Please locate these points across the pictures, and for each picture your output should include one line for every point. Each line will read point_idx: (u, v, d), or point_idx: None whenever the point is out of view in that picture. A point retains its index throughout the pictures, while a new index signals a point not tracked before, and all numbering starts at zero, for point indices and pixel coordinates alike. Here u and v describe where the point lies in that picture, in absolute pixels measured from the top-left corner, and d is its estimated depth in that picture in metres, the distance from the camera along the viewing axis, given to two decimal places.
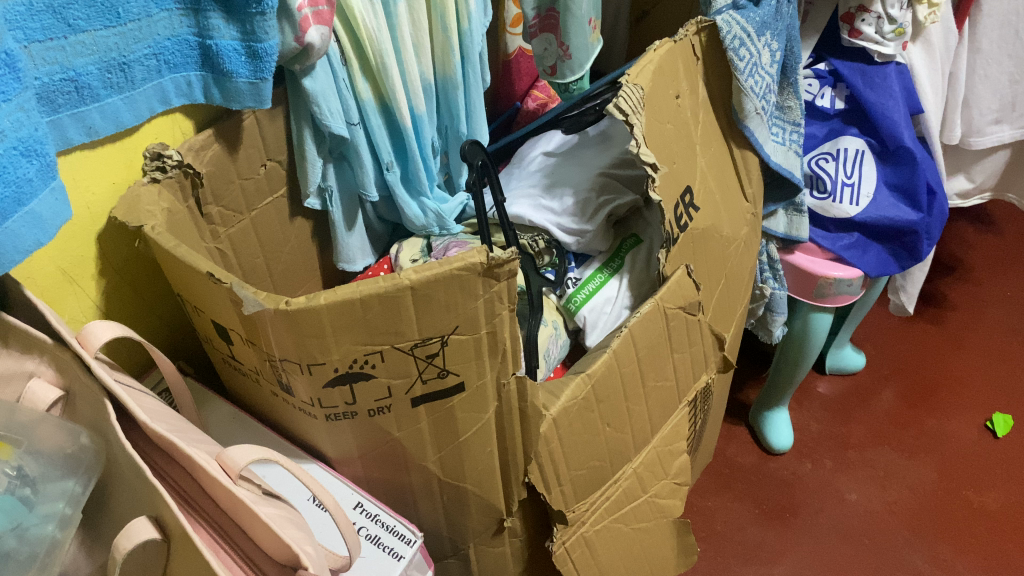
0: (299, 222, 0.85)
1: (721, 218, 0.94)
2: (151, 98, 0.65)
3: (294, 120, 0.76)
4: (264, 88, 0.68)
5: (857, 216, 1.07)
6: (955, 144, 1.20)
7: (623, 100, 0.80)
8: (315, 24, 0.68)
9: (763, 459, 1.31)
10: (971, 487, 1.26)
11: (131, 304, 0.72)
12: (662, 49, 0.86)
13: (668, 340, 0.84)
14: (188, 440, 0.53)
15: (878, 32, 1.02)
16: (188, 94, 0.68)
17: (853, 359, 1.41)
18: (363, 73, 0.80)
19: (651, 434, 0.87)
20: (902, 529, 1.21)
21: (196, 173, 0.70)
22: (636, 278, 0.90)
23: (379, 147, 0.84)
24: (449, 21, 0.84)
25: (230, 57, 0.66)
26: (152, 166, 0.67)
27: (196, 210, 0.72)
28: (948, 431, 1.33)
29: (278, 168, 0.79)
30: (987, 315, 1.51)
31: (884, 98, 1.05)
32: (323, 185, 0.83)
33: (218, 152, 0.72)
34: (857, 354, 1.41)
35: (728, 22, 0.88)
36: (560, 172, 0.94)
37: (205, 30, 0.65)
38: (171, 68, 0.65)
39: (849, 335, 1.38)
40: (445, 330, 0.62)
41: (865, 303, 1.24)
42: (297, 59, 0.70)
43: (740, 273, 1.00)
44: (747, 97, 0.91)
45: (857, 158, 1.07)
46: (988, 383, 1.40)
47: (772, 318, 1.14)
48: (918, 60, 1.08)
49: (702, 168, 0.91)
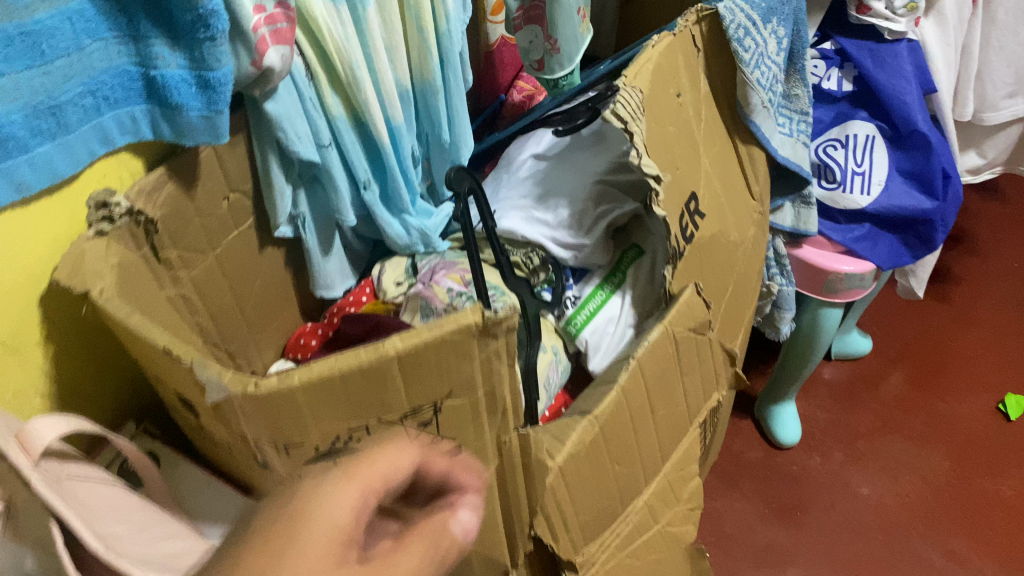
0: (270, 252, 0.78)
1: (728, 222, 0.87)
2: (91, 141, 0.57)
3: (257, 147, 0.68)
4: (220, 122, 0.60)
5: (868, 207, 1.00)
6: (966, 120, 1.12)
7: (621, 106, 0.72)
8: (273, 45, 0.60)
9: (770, 454, 1.26)
10: (985, 475, 1.22)
11: (86, 365, 0.64)
12: (660, 45, 0.78)
13: (678, 364, 0.78)
14: (152, 557, 0.46)
15: (888, 7, 0.95)
16: (133, 131, 0.60)
17: (860, 343, 1.35)
18: (334, 88, 0.72)
19: (662, 462, 0.82)
20: (915, 524, 1.17)
21: (148, 219, 0.62)
22: (640, 293, 0.83)
23: (355, 166, 0.76)
24: (425, 22, 0.75)
25: (178, 89, 0.58)
26: (98, 216, 0.59)
27: (152, 257, 0.64)
28: (959, 414, 1.29)
29: (243, 200, 0.71)
30: (994, 288, 1.46)
31: (895, 80, 0.97)
32: (295, 212, 0.75)
33: (174, 192, 0.64)
34: (863, 337, 1.36)
35: (732, 10, 0.80)
36: (552, 179, 0.86)
37: (147, 59, 0.57)
38: (111, 104, 0.57)
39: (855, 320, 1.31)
40: (438, 397, 0.55)
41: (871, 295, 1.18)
42: (257, 84, 0.62)
43: (748, 277, 0.93)
44: (754, 90, 0.83)
45: (867, 145, 1.00)
46: (998, 362, 1.35)
47: (780, 314, 1.08)
48: (930, 35, 1.01)
49: (706, 169, 0.84)
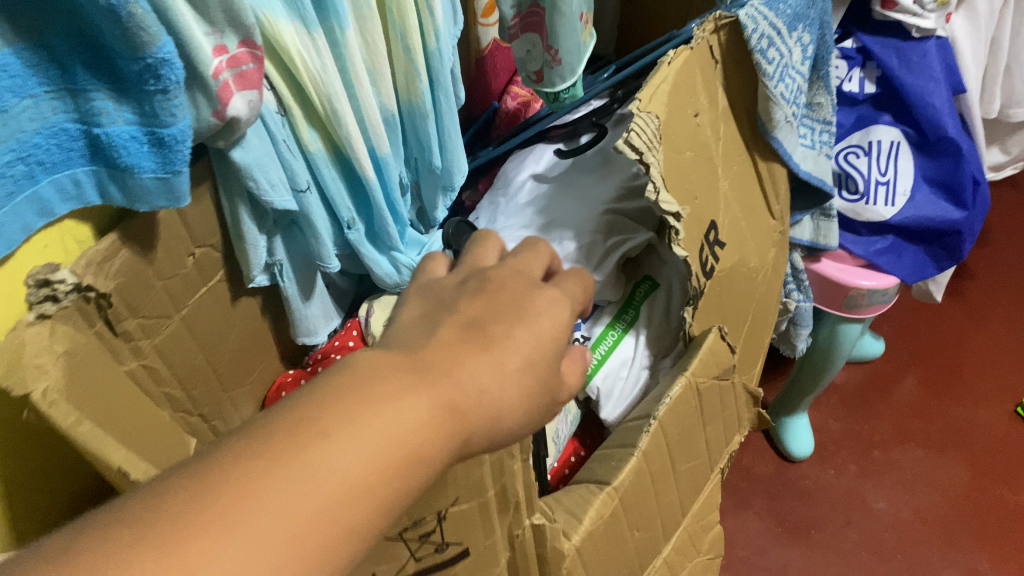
0: (244, 303, 0.69)
1: (748, 248, 0.79)
2: (26, 214, 0.48)
3: (225, 197, 0.60)
4: (178, 183, 0.52)
5: (892, 219, 0.93)
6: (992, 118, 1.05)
7: (635, 135, 0.64)
8: (239, 90, 0.51)
9: (782, 467, 1.21)
10: (1005, 485, 1.17)
11: (35, 455, 0.56)
12: (677, 61, 0.69)
13: (699, 415, 0.71)
14: None
15: (916, 2, 0.87)
16: (76, 196, 0.51)
17: (871, 346, 1.29)
18: (310, 122, 0.63)
19: (682, 515, 0.75)
20: (935, 540, 1.12)
21: (100, 293, 0.54)
22: (655, 332, 0.76)
23: (337, 205, 0.68)
24: (412, 41, 0.66)
25: (128, 149, 0.49)
26: (40, 296, 0.50)
27: (106, 331, 0.56)
28: (977, 420, 1.23)
29: (212, 253, 0.63)
30: (1009, 283, 1.40)
31: (923, 81, 0.89)
32: (271, 260, 0.67)
33: (130, 258, 0.55)
34: (875, 340, 1.30)
35: (754, 17, 0.72)
36: (556, 206, 0.78)
37: (88, 115, 0.48)
38: (47, 169, 0.48)
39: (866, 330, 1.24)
40: (441, 505, 0.48)
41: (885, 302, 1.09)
42: (221, 134, 0.53)
43: (768, 303, 0.86)
44: (778, 105, 0.75)
45: (892, 151, 0.92)
46: (1016, 363, 1.29)
47: (796, 331, 1.02)
48: (960, 31, 0.93)
49: (725, 193, 0.76)
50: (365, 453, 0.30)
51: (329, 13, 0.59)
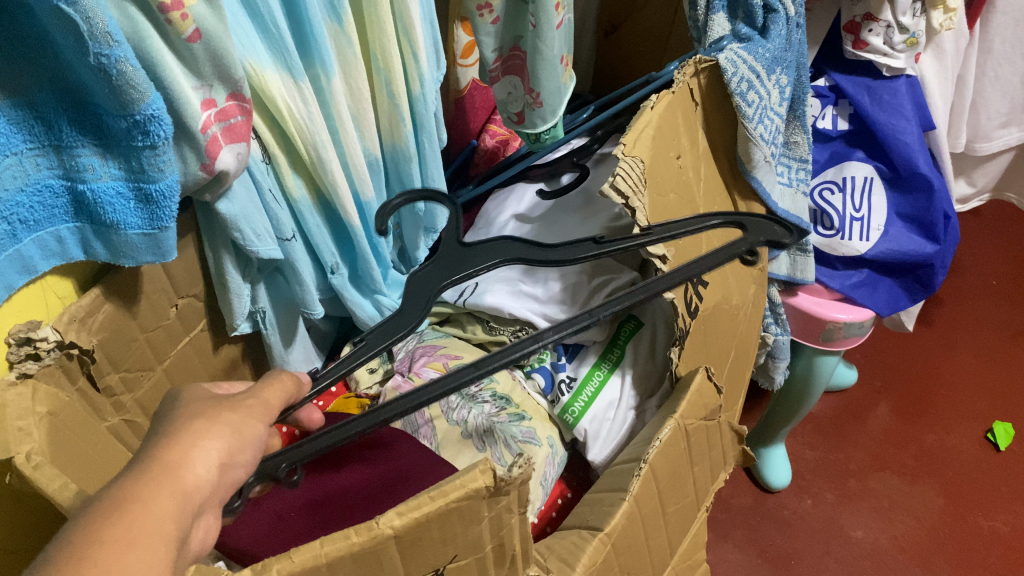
0: (224, 349, 0.69)
1: (730, 286, 0.80)
2: (6, 273, 0.46)
3: (209, 247, 0.59)
4: (165, 238, 0.51)
5: (868, 253, 0.93)
6: (961, 150, 1.18)
7: (621, 178, 0.63)
8: (226, 144, 0.51)
9: (760, 498, 1.22)
10: (979, 511, 1.18)
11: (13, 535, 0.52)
12: (660, 104, 0.70)
13: (688, 456, 0.71)
14: None
15: (886, 42, 0.89)
16: (60, 253, 0.49)
17: (830, 363, 1.03)
18: (296, 168, 0.63)
19: (671, 555, 0.73)
20: (912, 567, 1.12)
21: (83, 350, 0.53)
22: (640, 372, 0.77)
23: (321, 251, 0.67)
24: (396, 87, 0.66)
25: (114, 206, 0.48)
26: (21, 354, 0.49)
27: (89, 388, 0.55)
28: (949, 446, 1.26)
29: (193, 303, 0.63)
30: (974, 309, 1.46)
31: (895, 119, 0.92)
32: (254, 308, 0.66)
33: (113, 312, 0.55)
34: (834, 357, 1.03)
35: (734, 61, 0.74)
36: (539, 245, 0.78)
37: (74, 172, 0.46)
38: (31, 227, 0.46)
39: (815, 348, 1.01)
40: (440, 563, 0.47)
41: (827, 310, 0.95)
42: (208, 187, 0.53)
43: (749, 340, 0.87)
44: (757, 146, 0.76)
45: (866, 187, 0.94)
46: (982, 387, 1.33)
47: (774, 364, 1.01)
48: (928, 69, 0.97)
49: (707, 234, 0.77)
50: (176, 488, 0.35)
51: (314, 60, 0.58)
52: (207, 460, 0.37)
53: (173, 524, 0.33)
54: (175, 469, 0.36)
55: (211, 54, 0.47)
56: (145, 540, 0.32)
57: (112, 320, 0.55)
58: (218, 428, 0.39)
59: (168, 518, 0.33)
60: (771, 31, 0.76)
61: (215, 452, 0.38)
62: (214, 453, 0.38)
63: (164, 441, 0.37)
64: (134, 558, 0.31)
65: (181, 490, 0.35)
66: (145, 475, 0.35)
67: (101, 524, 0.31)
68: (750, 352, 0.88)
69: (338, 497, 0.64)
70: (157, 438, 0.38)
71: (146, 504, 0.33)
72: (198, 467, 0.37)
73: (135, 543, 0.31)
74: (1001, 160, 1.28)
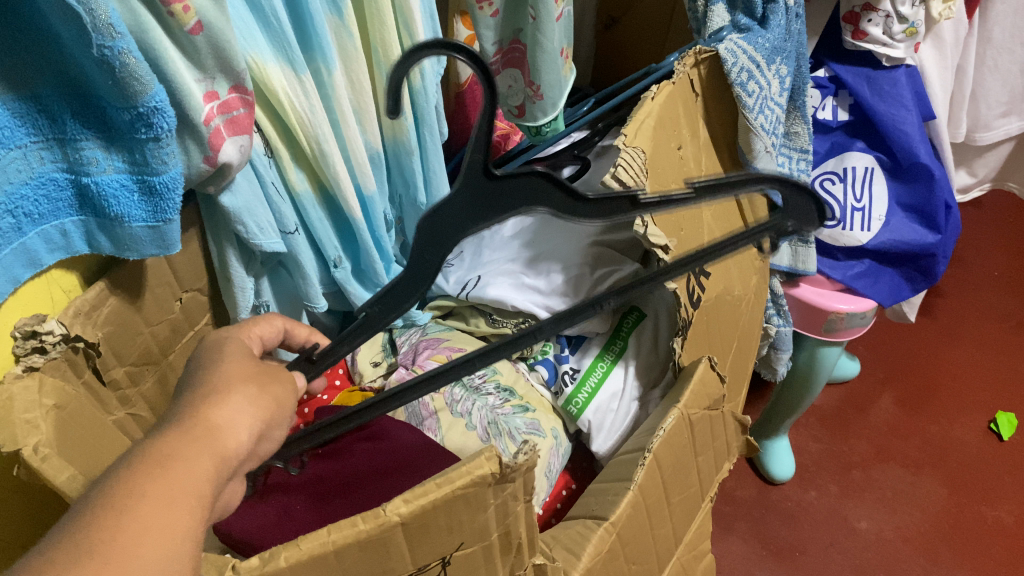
0: None
1: (732, 277, 0.80)
2: (12, 266, 0.46)
3: (213, 240, 0.59)
4: (168, 231, 0.51)
5: (868, 244, 0.93)
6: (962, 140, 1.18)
7: (623, 168, 0.62)
8: (230, 137, 0.51)
9: (764, 490, 1.22)
10: (983, 501, 1.18)
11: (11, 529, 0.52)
12: (660, 96, 0.70)
13: (692, 446, 0.71)
14: None
15: (886, 33, 0.89)
16: (65, 247, 0.49)
17: (832, 354, 1.03)
18: (298, 162, 0.63)
19: (675, 545, 0.73)
20: (917, 557, 1.12)
21: (89, 343, 0.53)
22: (644, 363, 0.76)
23: (323, 244, 0.67)
24: None
25: (118, 199, 0.48)
26: (27, 348, 0.49)
27: (95, 381, 0.55)
28: (953, 436, 1.26)
29: (198, 298, 0.63)
30: (975, 299, 1.46)
31: (895, 109, 0.92)
32: (258, 301, 0.66)
33: (117, 307, 0.55)
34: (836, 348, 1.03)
35: (733, 51, 0.74)
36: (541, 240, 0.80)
37: (77, 165, 0.47)
38: (36, 220, 0.46)
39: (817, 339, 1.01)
40: (446, 552, 0.47)
41: (829, 301, 0.95)
42: (212, 180, 0.53)
43: (750, 332, 0.86)
44: (757, 137, 0.76)
45: (866, 178, 0.94)
46: (985, 377, 1.33)
47: (776, 355, 1.01)
48: (928, 60, 0.97)
49: (708, 223, 0.77)
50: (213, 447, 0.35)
51: (315, 54, 0.58)
52: (245, 421, 0.37)
53: (210, 483, 0.33)
54: (216, 432, 0.35)
55: (213, 46, 0.47)
56: (180, 499, 0.31)
57: (116, 313, 0.55)
58: (266, 398, 0.39)
59: (206, 478, 0.33)
60: (770, 21, 0.77)
61: (256, 415, 0.38)
62: (254, 416, 0.38)
63: (198, 399, 0.37)
64: (171, 516, 0.31)
65: (221, 452, 0.35)
66: (182, 435, 0.34)
67: (143, 478, 0.31)
68: (751, 343, 0.87)
69: (342, 491, 0.63)
70: (194, 393, 0.38)
71: (188, 462, 0.33)
72: (241, 432, 0.37)
73: (173, 502, 0.31)
74: (1001, 150, 1.29)
